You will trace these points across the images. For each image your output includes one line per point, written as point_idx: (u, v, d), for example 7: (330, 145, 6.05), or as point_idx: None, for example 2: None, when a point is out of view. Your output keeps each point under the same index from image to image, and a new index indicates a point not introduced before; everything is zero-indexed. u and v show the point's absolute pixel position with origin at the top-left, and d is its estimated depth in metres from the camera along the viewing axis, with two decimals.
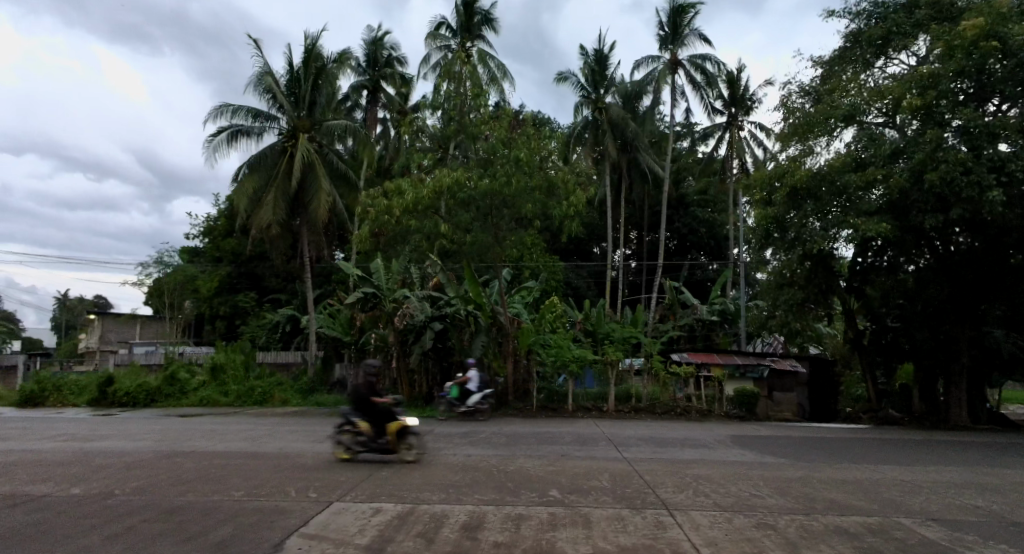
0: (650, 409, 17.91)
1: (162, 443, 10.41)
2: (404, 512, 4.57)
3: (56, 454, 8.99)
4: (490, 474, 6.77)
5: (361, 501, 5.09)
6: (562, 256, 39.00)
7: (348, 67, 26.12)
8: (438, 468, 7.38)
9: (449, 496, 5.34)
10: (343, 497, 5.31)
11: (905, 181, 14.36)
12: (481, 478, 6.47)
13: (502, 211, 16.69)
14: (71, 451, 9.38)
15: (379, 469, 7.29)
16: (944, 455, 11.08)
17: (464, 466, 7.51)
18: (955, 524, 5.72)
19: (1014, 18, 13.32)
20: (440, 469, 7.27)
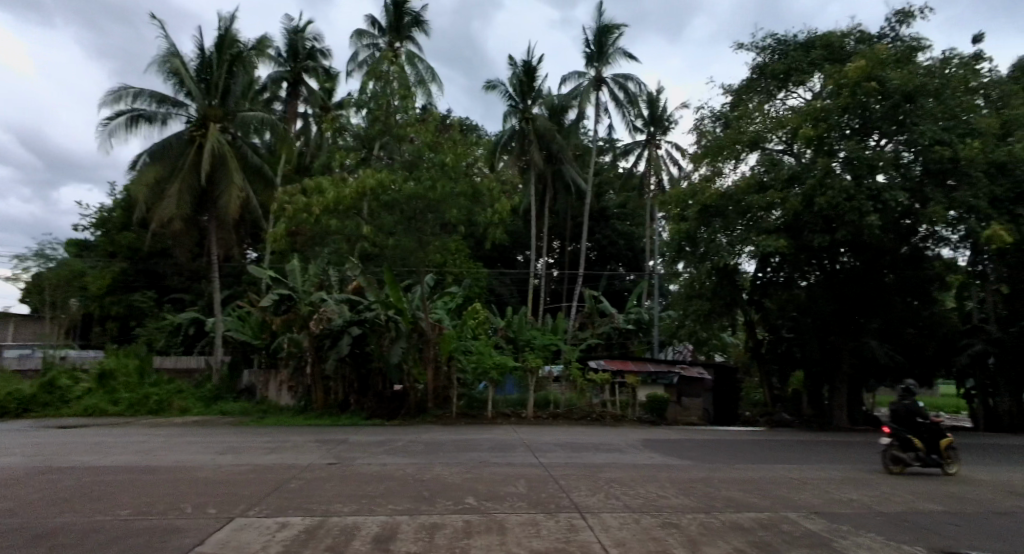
0: (567, 415, 18.37)
1: (38, 458, 9.40)
2: (313, 525, 4.41)
3: None
4: (405, 483, 6.66)
5: (266, 516, 4.84)
6: (486, 263, 39.20)
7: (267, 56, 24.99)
8: (351, 478, 7.16)
9: (361, 507, 5.20)
10: (247, 512, 5.03)
11: (799, 204, 15.60)
12: (395, 488, 6.35)
13: (426, 215, 16.38)
14: None
15: (288, 481, 6.97)
16: (828, 454, 12.17)
17: (379, 475, 7.34)
18: (834, 516, 6.29)
19: (891, 64, 14.92)
20: (354, 479, 7.06)
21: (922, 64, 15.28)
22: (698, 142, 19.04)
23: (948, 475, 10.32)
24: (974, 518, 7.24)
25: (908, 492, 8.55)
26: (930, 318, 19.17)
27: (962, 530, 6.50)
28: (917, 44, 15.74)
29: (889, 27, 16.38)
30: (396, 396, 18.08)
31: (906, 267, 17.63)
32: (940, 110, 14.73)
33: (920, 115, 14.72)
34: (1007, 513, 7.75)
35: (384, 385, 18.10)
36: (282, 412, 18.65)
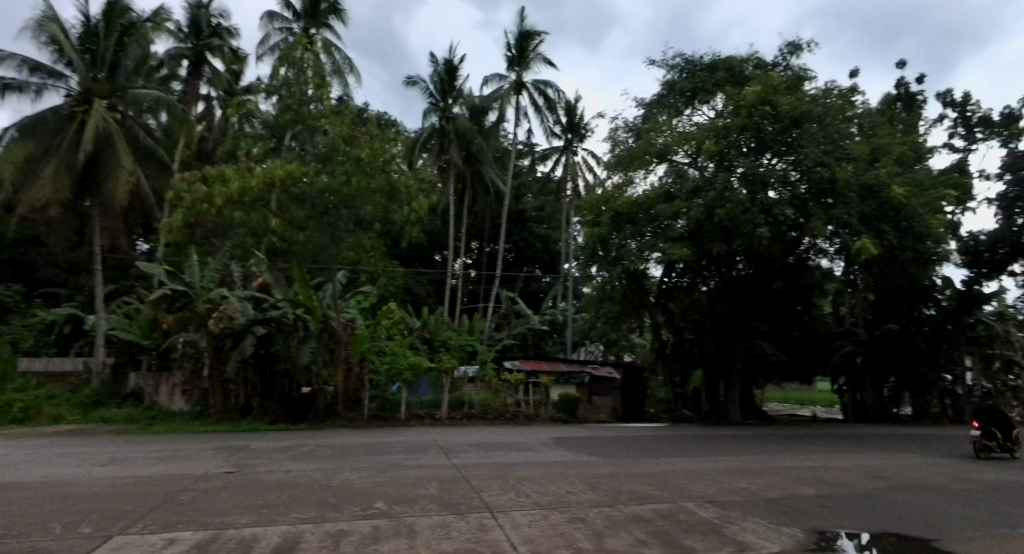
0: (482, 415, 18.42)
1: None
2: (207, 539, 4.15)
3: None
4: (311, 490, 6.41)
5: (152, 532, 4.49)
6: (402, 262, 38.56)
7: (165, 30, 23.26)
8: (251, 487, 6.79)
9: (261, 517, 4.95)
10: (130, 529, 4.64)
11: (700, 215, 16.62)
12: (299, 495, 6.10)
13: (339, 211, 15.59)
14: None
15: (179, 492, 6.50)
16: (722, 447, 13.06)
17: (281, 483, 7.02)
18: (726, 504, 6.76)
19: (782, 90, 16.27)
20: (254, 488, 6.70)
21: (809, 93, 16.77)
22: (612, 151, 19.81)
23: (822, 463, 11.42)
24: (843, 501, 8.06)
25: (789, 479, 9.36)
26: (810, 322, 21.22)
27: (833, 512, 7.21)
28: (805, 74, 17.27)
29: (781, 57, 17.84)
30: (304, 399, 17.21)
31: (792, 275, 19.26)
32: (822, 136, 16.24)
33: (805, 139, 16.15)
34: (869, 495, 8.68)
35: (291, 387, 17.14)
36: (174, 418, 17.30)
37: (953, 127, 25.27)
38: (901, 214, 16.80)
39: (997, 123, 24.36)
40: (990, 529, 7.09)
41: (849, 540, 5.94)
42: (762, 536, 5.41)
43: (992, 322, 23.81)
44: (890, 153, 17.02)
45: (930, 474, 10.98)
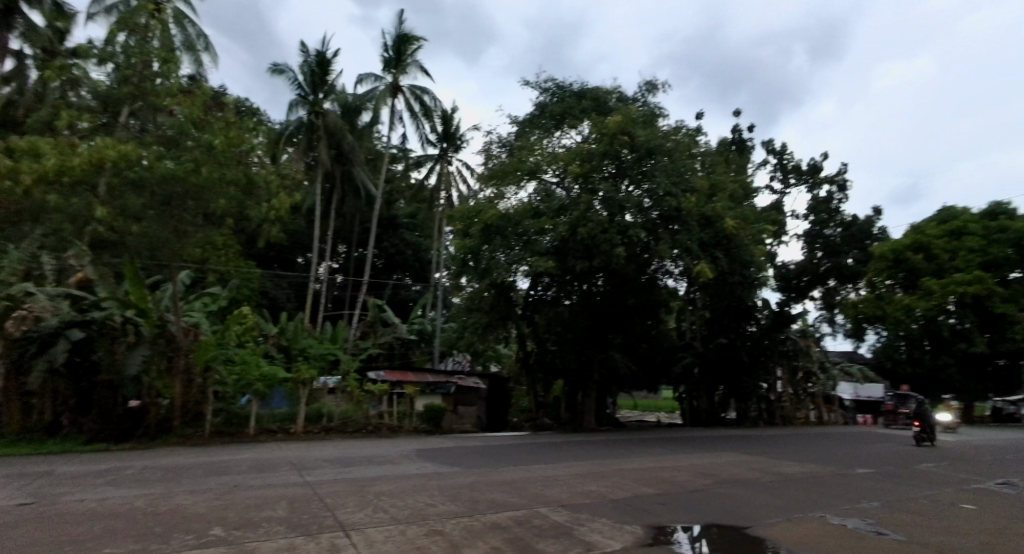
0: (341, 428, 17.58)
1: None
2: None
3: None
4: (134, 519, 5.68)
5: None
6: (259, 263, 35.91)
7: None
8: (55, 520, 5.84)
9: None
10: None
11: (565, 232, 17.50)
12: (119, 527, 5.36)
13: (186, 200, 14.19)
14: None
15: None
16: (576, 453, 13.77)
17: (97, 513, 6.14)
18: (577, 507, 7.13)
19: (639, 123, 17.75)
20: (60, 521, 5.77)
21: (662, 129, 18.50)
22: (485, 165, 20.23)
23: (661, 464, 12.52)
24: (677, 497, 8.90)
25: (633, 480, 10.12)
26: (658, 335, 23.23)
27: (669, 508, 7.93)
28: (659, 111, 19.03)
29: (640, 93, 19.48)
30: (130, 414, 15.01)
31: (643, 292, 20.97)
32: (671, 168, 17.96)
33: (657, 170, 17.75)
34: (699, 490, 9.68)
35: (115, 401, 14.88)
36: None
37: (773, 172, 29.31)
38: (732, 243, 19.09)
39: (806, 172, 28.74)
40: (790, 516, 8.26)
41: (681, 533, 6.59)
42: (607, 535, 5.78)
43: (797, 338, 27.95)
44: (723, 189, 19.51)
45: (748, 470, 12.52)
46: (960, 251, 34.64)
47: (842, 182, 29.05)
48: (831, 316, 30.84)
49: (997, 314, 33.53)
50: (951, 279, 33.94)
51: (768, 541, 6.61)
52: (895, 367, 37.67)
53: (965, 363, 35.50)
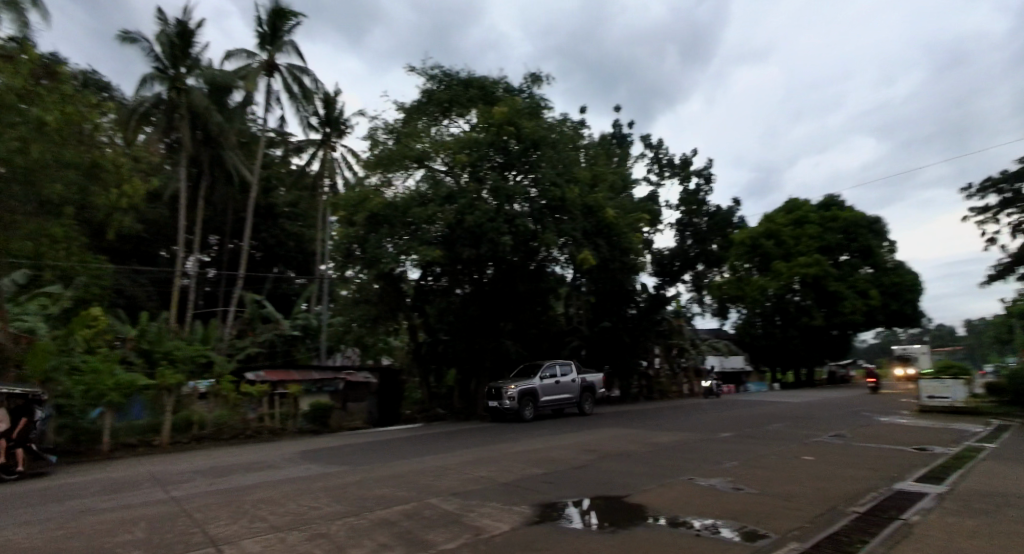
0: (214, 436, 16.15)
1: None
2: None
3: None
4: (31, 544, 5.30)
5: None
6: (112, 258, 30.55)
7: None
8: (14, 542, 5.46)
9: (143, 537, 5.26)
10: None
11: (452, 219, 17.52)
12: (49, 544, 5.29)
13: (10, 186, 11.52)
14: None
15: None
16: (470, 441, 13.95)
17: (20, 538, 5.61)
18: (467, 494, 7.25)
19: (524, 115, 17.94)
20: (19, 542, 5.47)
21: (547, 120, 18.92)
22: (371, 152, 18.95)
23: (552, 445, 13.10)
24: (565, 475, 9.29)
25: (523, 462, 10.43)
26: (547, 321, 23.78)
27: (555, 486, 8.23)
28: (544, 104, 19.31)
29: (525, 85, 19.62)
30: None
31: (531, 280, 21.39)
32: (556, 158, 18.37)
33: (543, 160, 18.03)
34: (585, 467, 10.22)
35: None
36: None
37: (650, 165, 31.07)
38: (611, 231, 20.39)
39: (679, 165, 30.82)
40: (663, 482, 8.96)
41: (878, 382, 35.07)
42: (496, 519, 5.83)
43: (671, 318, 29.92)
44: (604, 179, 20.41)
45: (629, 443, 13.40)
46: (803, 237, 38.83)
47: (708, 174, 31.65)
48: (700, 297, 33.46)
49: (832, 291, 37.83)
50: (797, 261, 37.95)
51: (645, 507, 7.08)
52: (753, 342, 41.99)
53: (808, 336, 40.08)
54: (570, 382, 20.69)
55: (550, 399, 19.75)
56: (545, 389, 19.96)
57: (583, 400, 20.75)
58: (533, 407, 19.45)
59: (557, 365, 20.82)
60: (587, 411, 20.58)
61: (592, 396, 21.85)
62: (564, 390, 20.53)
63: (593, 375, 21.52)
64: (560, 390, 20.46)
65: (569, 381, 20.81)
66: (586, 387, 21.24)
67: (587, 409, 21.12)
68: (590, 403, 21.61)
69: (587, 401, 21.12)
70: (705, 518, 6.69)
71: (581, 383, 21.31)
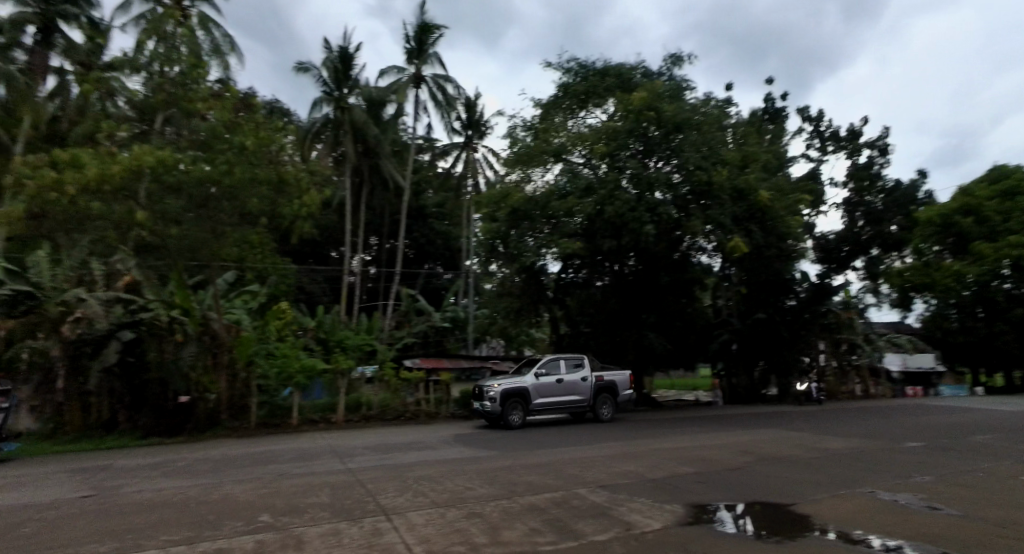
0: (380, 416, 18.05)
1: None
2: (277, 534, 4.60)
3: None
4: (246, 500, 6.30)
5: (207, 530, 4.97)
6: (293, 259, 34.94)
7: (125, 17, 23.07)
8: (234, 496, 6.54)
9: (329, 501, 6.01)
10: (159, 536, 4.87)
11: (592, 211, 17.44)
12: (258, 500, 6.28)
13: (221, 203, 14.16)
14: None
15: (186, 500, 6.48)
16: (615, 434, 13.84)
17: (237, 493, 6.70)
18: (615, 487, 7.19)
19: (664, 98, 17.28)
20: (238, 496, 6.54)
21: (689, 102, 18.04)
22: (512, 150, 19.54)
23: (703, 444, 12.48)
24: (720, 476, 8.80)
25: (672, 460, 10.09)
26: (694, 313, 22.72)
27: (708, 486, 7.85)
28: (686, 85, 18.43)
29: (665, 68, 18.89)
30: (180, 409, 15.65)
31: (675, 271, 20.60)
32: (701, 141, 17.45)
33: (686, 144, 17.22)
34: (741, 469, 9.60)
35: (165, 396, 15.57)
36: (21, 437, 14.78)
37: (810, 140, 28.22)
38: (766, 216, 18.87)
39: (845, 138, 27.60)
40: (835, 492, 8.10)
41: None
42: (646, 515, 5.71)
43: (838, 311, 26.92)
44: (756, 160, 18.92)
45: (791, 447, 12.30)
46: None
47: (883, 146, 27.94)
48: (874, 287, 29.68)
49: None
50: None
51: (815, 517, 6.46)
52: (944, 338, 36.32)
53: None
54: (570, 381, 16.49)
55: (546, 402, 15.88)
56: (542, 389, 16.12)
57: (596, 405, 16.65)
58: (522, 412, 15.68)
59: (563, 359, 16.82)
60: (600, 419, 16.52)
61: (613, 400, 17.45)
62: (572, 391, 16.58)
63: (616, 373, 17.27)
64: (564, 390, 16.52)
65: (580, 380, 16.76)
66: (604, 388, 17.05)
67: (606, 415, 16.97)
68: (611, 408, 17.33)
69: (602, 406, 16.77)
70: (889, 535, 5.91)
71: (595, 383, 17.04)
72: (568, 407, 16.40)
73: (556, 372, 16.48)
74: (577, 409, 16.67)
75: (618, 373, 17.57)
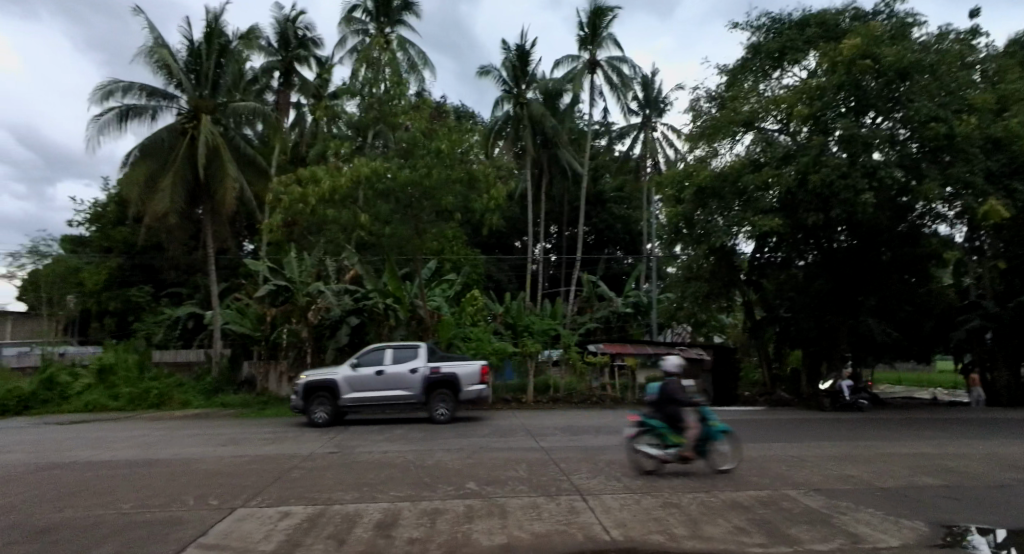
0: (567, 399, 18.52)
1: (113, 454, 9.73)
2: (486, 502, 4.99)
3: (16, 467, 8.43)
4: (456, 468, 6.95)
5: (425, 491, 5.58)
6: (482, 250, 37.38)
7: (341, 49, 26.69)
8: (446, 464, 7.25)
9: (529, 477, 6.33)
10: (389, 491, 5.61)
11: (792, 182, 15.65)
12: (466, 469, 6.88)
13: (421, 201, 15.68)
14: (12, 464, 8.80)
15: (407, 463, 7.37)
16: (826, 432, 12.39)
17: (448, 461, 7.42)
18: (834, 493, 6.41)
19: (884, 42, 14.76)
20: (450, 464, 7.24)
21: (917, 41, 15.16)
22: (695, 124, 18.45)
23: (946, 451, 10.48)
24: (974, 493, 7.30)
25: (906, 468, 8.66)
26: (927, 295, 19.19)
27: (960, 503, 6.55)
28: (913, 22, 15.51)
29: (884, 6, 16.15)
30: None
31: (901, 245, 17.77)
32: (934, 86, 14.62)
33: (913, 93, 14.55)
34: (1005, 486, 7.85)
35: None
36: (282, 402, 18.23)
37: None
38: None
39: None
40: None
41: None
42: (875, 527, 4.97)
43: None
44: (1016, 100, 15.21)
45: None
46: None
47: None
48: None
49: None
50: None
51: None
52: None
53: None
54: (391, 374, 13.44)
55: (353, 398, 13.31)
56: (358, 382, 13.52)
57: (427, 404, 13.41)
58: (328, 410, 13.43)
59: (392, 347, 13.83)
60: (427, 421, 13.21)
61: (457, 397, 13.82)
62: (397, 386, 13.52)
63: (455, 363, 13.60)
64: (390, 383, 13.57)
65: (408, 373, 13.58)
66: (440, 383, 13.58)
67: (442, 415, 13.55)
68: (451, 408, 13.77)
69: (438, 404, 13.42)
70: None
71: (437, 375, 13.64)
72: (392, 405, 13.52)
73: (377, 362, 13.61)
74: (403, 407, 13.61)
75: (462, 364, 13.85)
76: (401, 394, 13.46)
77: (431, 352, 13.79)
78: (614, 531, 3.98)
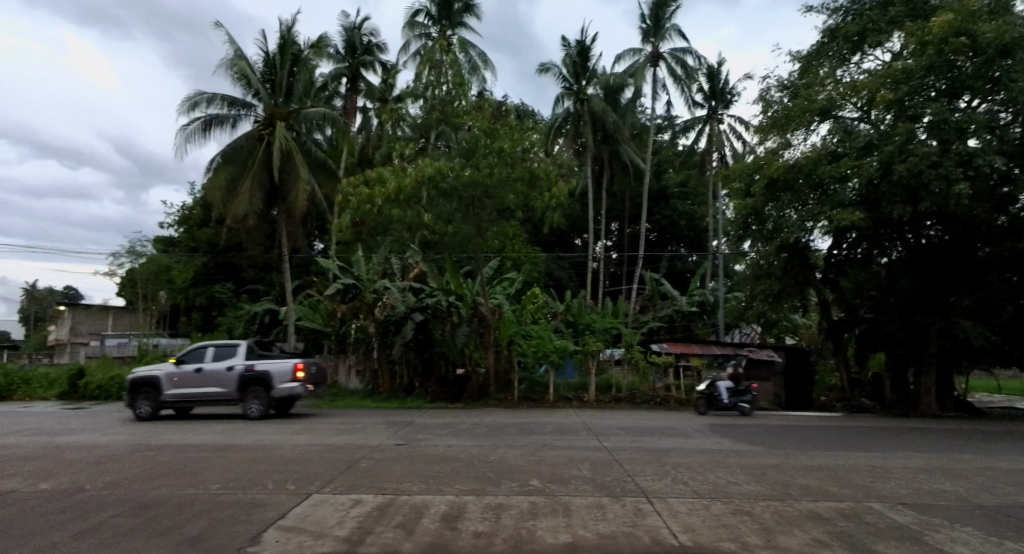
0: (630, 398, 18.25)
1: (198, 440, 10.41)
2: (550, 501, 4.97)
3: (118, 448, 9.19)
4: (520, 466, 6.95)
5: (488, 487, 5.62)
6: (543, 248, 37.32)
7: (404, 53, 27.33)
8: (509, 461, 7.27)
9: (592, 477, 6.25)
10: (454, 485, 5.69)
11: (875, 172, 14.70)
12: (529, 466, 6.87)
13: (483, 199, 15.70)
14: (114, 446, 9.58)
15: (470, 459, 7.45)
16: (912, 441, 11.57)
17: (511, 459, 7.43)
18: (925, 508, 5.95)
19: (981, 18, 13.61)
20: (512, 461, 7.27)
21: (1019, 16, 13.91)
22: (766, 115, 17.68)
23: None
24: None
25: (1007, 484, 7.93)
26: None
27: None
28: None
29: None
30: (458, 380, 18.40)
31: (1001, 239, 16.22)
32: None
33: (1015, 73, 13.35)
34: None
35: (446, 369, 18.46)
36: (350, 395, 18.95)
37: None
38: None
39: None
40: None
41: None
42: (973, 547, 4.58)
43: None
44: None
45: None
46: None
47: None
48: None
49: None
50: None
51: None
52: None
53: None
54: (208, 372, 13.74)
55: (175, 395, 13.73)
56: (178, 379, 13.88)
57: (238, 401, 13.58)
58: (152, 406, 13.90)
59: (214, 346, 14.03)
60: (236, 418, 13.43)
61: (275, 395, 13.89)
62: (210, 383, 13.79)
63: (266, 363, 13.65)
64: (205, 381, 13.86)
65: (224, 370, 13.80)
66: (251, 381, 13.69)
67: (254, 414, 13.63)
68: (265, 405, 13.85)
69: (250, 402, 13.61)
70: None
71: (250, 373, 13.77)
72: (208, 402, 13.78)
73: (197, 360, 13.92)
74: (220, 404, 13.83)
75: (275, 362, 13.81)
76: (217, 392, 13.69)
77: (249, 349, 13.95)
78: (682, 536, 3.86)
